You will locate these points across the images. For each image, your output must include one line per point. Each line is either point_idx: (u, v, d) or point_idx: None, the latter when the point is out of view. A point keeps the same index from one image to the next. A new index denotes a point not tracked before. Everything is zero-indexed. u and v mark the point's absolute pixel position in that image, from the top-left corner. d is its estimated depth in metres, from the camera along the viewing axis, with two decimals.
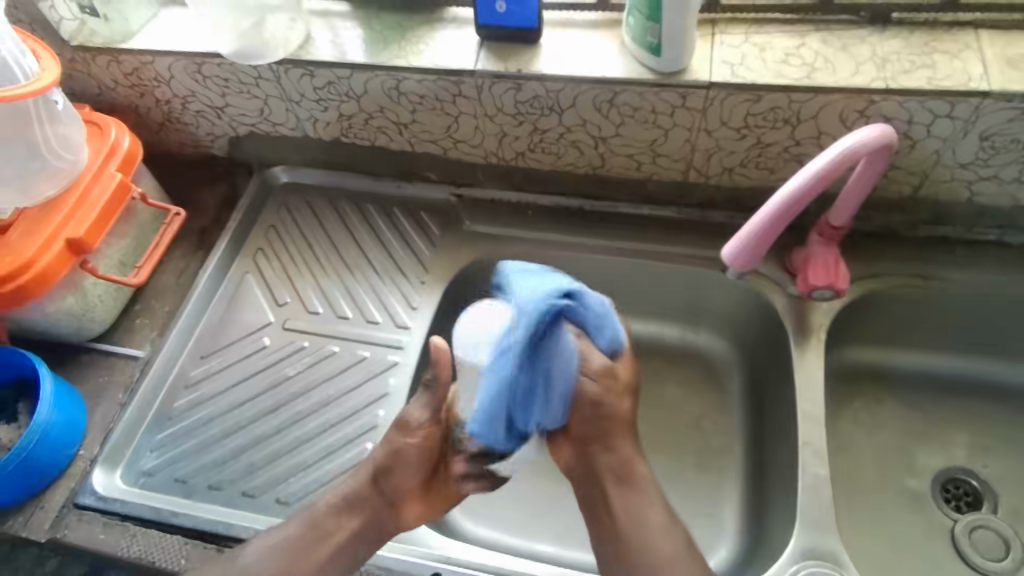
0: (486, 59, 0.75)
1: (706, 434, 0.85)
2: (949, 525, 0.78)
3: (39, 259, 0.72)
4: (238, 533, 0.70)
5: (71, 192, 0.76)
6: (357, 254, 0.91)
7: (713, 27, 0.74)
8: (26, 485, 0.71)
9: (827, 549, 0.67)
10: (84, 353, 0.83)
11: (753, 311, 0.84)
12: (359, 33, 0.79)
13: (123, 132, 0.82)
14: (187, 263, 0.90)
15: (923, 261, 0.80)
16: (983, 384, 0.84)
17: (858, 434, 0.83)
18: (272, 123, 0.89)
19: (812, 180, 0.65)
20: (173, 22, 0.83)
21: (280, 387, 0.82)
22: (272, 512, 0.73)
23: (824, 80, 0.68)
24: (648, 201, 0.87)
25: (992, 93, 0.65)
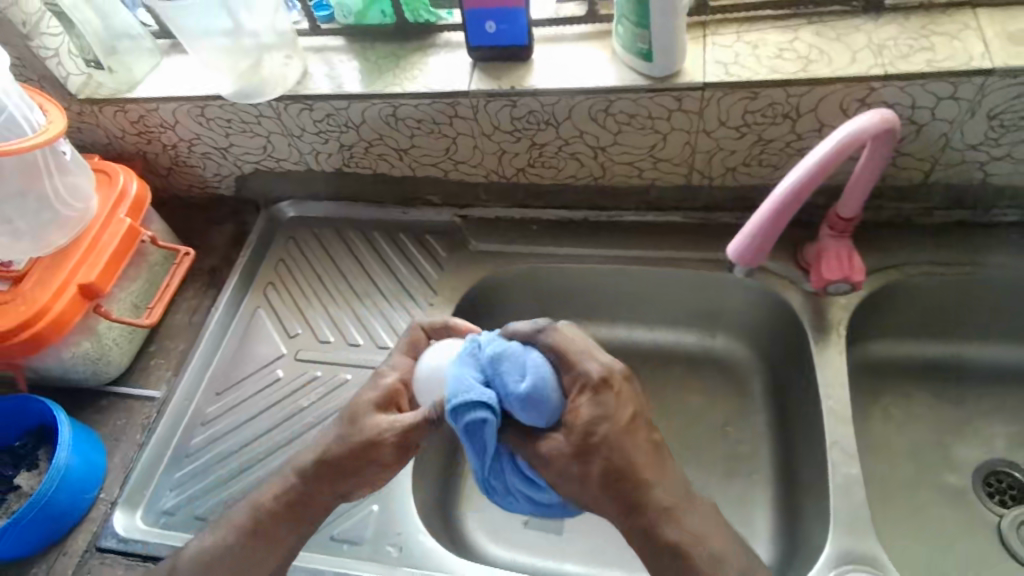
0: (479, 79, 0.75)
1: (730, 440, 0.83)
2: (994, 521, 0.74)
3: (53, 305, 0.73)
4: None
5: (82, 240, 0.77)
6: (366, 281, 0.91)
7: (704, 29, 0.73)
8: (48, 530, 0.72)
9: (865, 551, 0.64)
10: (102, 397, 0.84)
11: (768, 310, 0.82)
12: (355, 65, 0.80)
13: (131, 178, 0.84)
14: (200, 302, 0.91)
15: (942, 248, 0.77)
16: (1017, 372, 0.80)
17: (890, 431, 0.80)
18: (276, 159, 0.90)
19: (815, 172, 0.64)
20: (176, 69, 0.85)
21: (295, 419, 0.82)
22: None
23: (821, 72, 0.67)
24: (652, 207, 0.86)
25: (996, 70, 0.63)
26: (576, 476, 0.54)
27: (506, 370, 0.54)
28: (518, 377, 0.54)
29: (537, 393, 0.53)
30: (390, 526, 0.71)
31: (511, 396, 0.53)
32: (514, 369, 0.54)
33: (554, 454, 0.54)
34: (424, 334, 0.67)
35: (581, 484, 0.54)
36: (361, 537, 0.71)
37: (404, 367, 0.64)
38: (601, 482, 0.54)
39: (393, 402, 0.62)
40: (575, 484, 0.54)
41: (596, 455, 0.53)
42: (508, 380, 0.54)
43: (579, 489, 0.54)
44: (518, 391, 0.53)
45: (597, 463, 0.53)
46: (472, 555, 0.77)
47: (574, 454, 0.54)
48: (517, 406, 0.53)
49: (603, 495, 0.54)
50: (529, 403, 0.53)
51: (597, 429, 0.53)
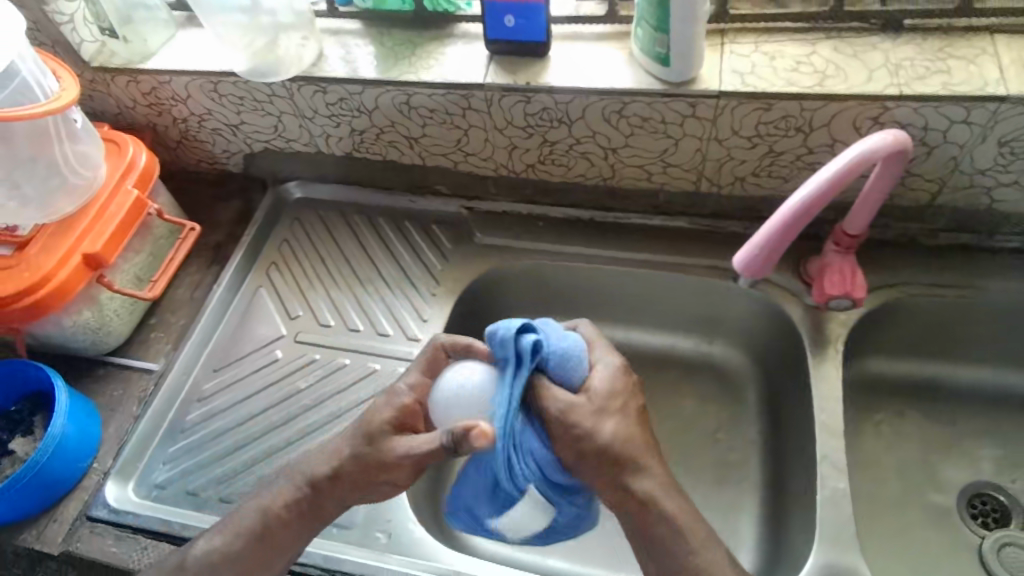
0: (495, 73, 0.75)
1: (722, 447, 0.83)
2: (976, 542, 0.75)
3: (57, 273, 0.73)
4: None
5: (88, 209, 0.77)
6: (369, 267, 0.91)
7: (722, 36, 0.73)
8: (39, 497, 0.72)
9: (848, 565, 0.65)
10: (100, 366, 0.84)
11: (768, 320, 0.82)
12: (371, 50, 0.80)
13: (140, 149, 0.84)
14: (202, 278, 0.91)
15: (944, 269, 0.78)
16: (1008, 397, 0.81)
17: (880, 448, 0.81)
18: (286, 139, 0.90)
19: (825, 186, 0.64)
20: (190, 43, 0.85)
21: (291, 400, 0.82)
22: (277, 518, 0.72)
23: (836, 88, 0.67)
24: (659, 211, 0.86)
25: (1011, 97, 0.64)
26: (589, 435, 0.57)
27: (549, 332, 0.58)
28: (557, 339, 0.58)
29: (571, 358, 0.58)
30: (380, 512, 0.72)
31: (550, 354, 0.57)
32: (555, 335, 0.59)
33: (575, 409, 0.57)
34: (444, 354, 0.62)
35: (591, 443, 0.57)
36: (350, 521, 0.71)
37: (419, 388, 0.61)
38: (611, 444, 0.57)
39: (409, 423, 0.60)
40: (588, 441, 0.57)
41: (611, 418, 0.58)
42: (549, 338, 0.58)
43: (591, 447, 0.56)
44: (558, 350, 0.57)
45: (613, 426, 0.58)
46: (460, 544, 0.78)
47: (591, 413, 0.57)
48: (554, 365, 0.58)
49: (608, 460, 0.57)
50: (563, 363, 0.58)
51: (614, 398, 0.59)
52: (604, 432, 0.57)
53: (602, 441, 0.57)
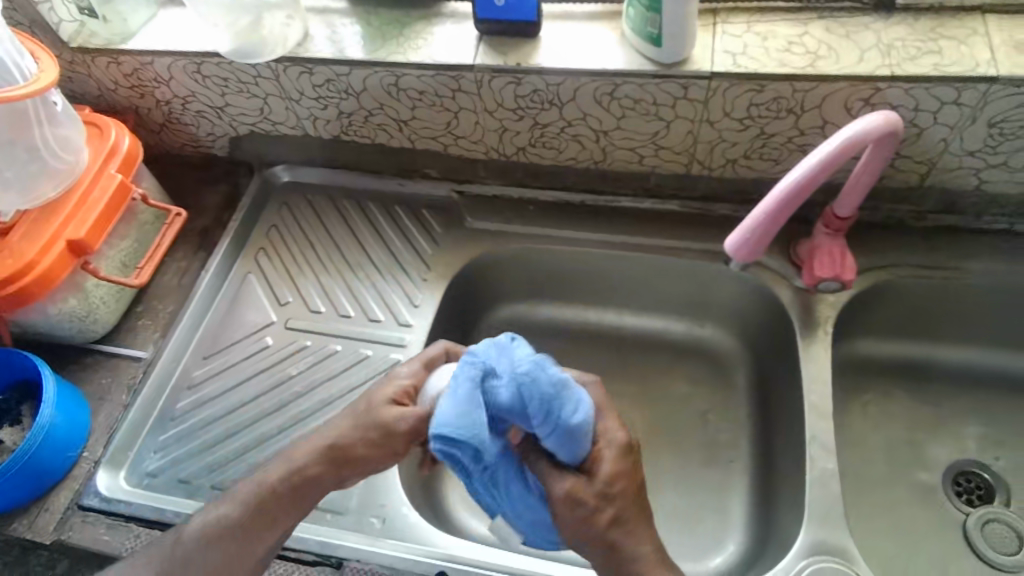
0: (485, 53, 0.74)
1: (712, 428, 0.84)
2: (960, 519, 0.76)
3: (40, 261, 0.72)
4: None
5: (72, 194, 0.76)
6: (359, 252, 0.90)
7: (714, 16, 0.73)
8: (29, 487, 0.72)
9: (836, 544, 0.66)
10: (87, 354, 0.83)
11: (758, 303, 0.83)
12: (357, 30, 0.78)
13: (123, 133, 0.82)
14: (189, 264, 0.90)
15: (932, 251, 0.78)
16: (994, 376, 0.83)
17: (867, 427, 0.82)
18: (273, 122, 0.88)
19: (816, 169, 0.64)
20: (172, 22, 0.83)
21: (283, 387, 0.82)
22: None
23: (828, 69, 0.67)
24: (651, 194, 0.86)
25: (1000, 78, 0.64)
26: (588, 521, 0.54)
27: (540, 389, 0.51)
28: (552, 412, 0.51)
29: (576, 432, 0.52)
30: (374, 498, 0.72)
31: (548, 428, 0.52)
32: (539, 398, 0.51)
33: (576, 494, 0.54)
34: (445, 356, 0.67)
35: (593, 529, 0.54)
36: (345, 506, 0.71)
37: (416, 376, 0.64)
38: (609, 529, 0.54)
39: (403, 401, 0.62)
40: (587, 526, 0.54)
41: (613, 504, 0.54)
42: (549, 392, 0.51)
43: (585, 532, 0.55)
44: (556, 419, 0.52)
45: (611, 514, 0.54)
46: (453, 528, 0.78)
47: (594, 498, 0.54)
48: (553, 438, 0.52)
49: (600, 543, 0.55)
50: (568, 438, 0.52)
51: (616, 484, 0.55)
52: (602, 521, 0.54)
53: (602, 530, 0.54)
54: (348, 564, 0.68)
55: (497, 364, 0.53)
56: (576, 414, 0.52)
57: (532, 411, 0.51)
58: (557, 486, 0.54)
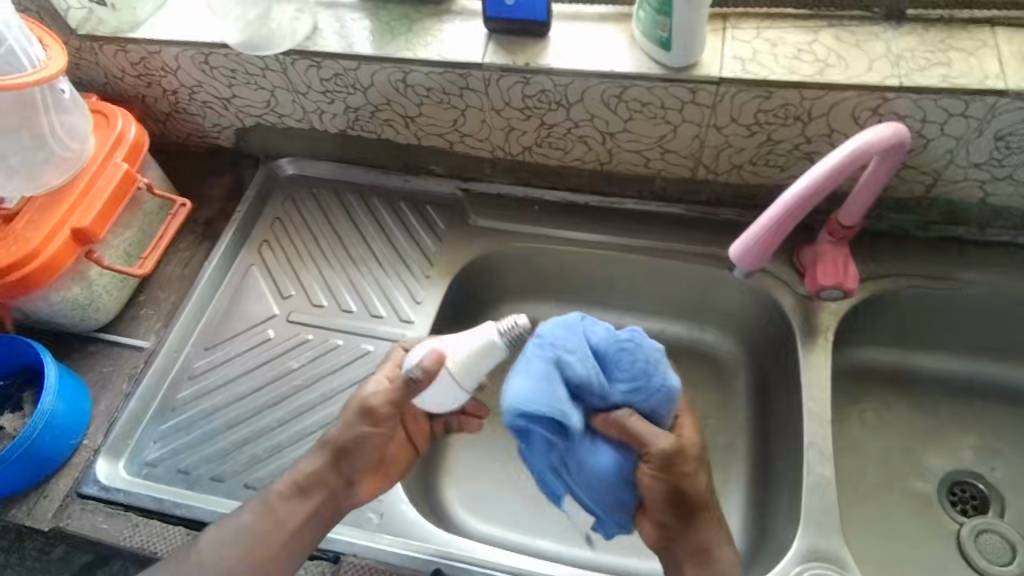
0: (494, 52, 0.74)
1: (710, 432, 0.85)
2: (955, 528, 0.77)
3: (44, 248, 0.72)
4: (207, 516, 0.71)
5: (77, 182, 0.76)
6: (363, 247, 0.90)
7: (725, 21, 0.73)
8: (29, 474, 0.72)
9: (831, 551, 0.67)
10: (89, 342, 0.83)
11: (760, 309, 0.83)
12: (366, 25, 0.78)
13: (129, 122, 0.82)
14: (193, 254, 0.90)
15: (934, 262, 0.79)
16: (993, 387, 0.83)
17: (864, 435, 0.82)
18: (279, 114, 0.88)
19: (823, 179, 0.64)
20: (181, 12, 0.83)
21: (284, 380, 0.82)
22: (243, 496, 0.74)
23: (836, 77, 0.67)
24: (656, 197, 0.86)
25: (1009, 91, 0.64)
26: (686, 481, 0.59)
27: (638, 353, 0.59)
28: (651, 376, 0.59)
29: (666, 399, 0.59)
30: None
31: (640, 387, 0.59)
32: (637, 361, 0.59)
33: (681, 454, 0.59)
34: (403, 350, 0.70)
35: (690, 489, 0.59)
36: None
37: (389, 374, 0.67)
38: (701, 491, 0.60)
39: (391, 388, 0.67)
40: (686, 485, 0.59)
41: (706, 469, 0.61)
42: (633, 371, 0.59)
43: (682, 492, 0.59)
44: (653, 382, 0.59)
45: (705, 478, 0.60)
46: (452, 524, 0.79)
47: (694, 461, 0.60)
48: (653, 399, 0.59)
49: (687, 503, 0.59)
50: (666, 401, 0.59)
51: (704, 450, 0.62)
52: (699, 483, 0.60)
53: (698, 490, 0.60)
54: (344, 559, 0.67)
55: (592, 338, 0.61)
56: (666, 380, 0.60)
57: (633, 370, 0.59)
58: (658, 444, 0.58)
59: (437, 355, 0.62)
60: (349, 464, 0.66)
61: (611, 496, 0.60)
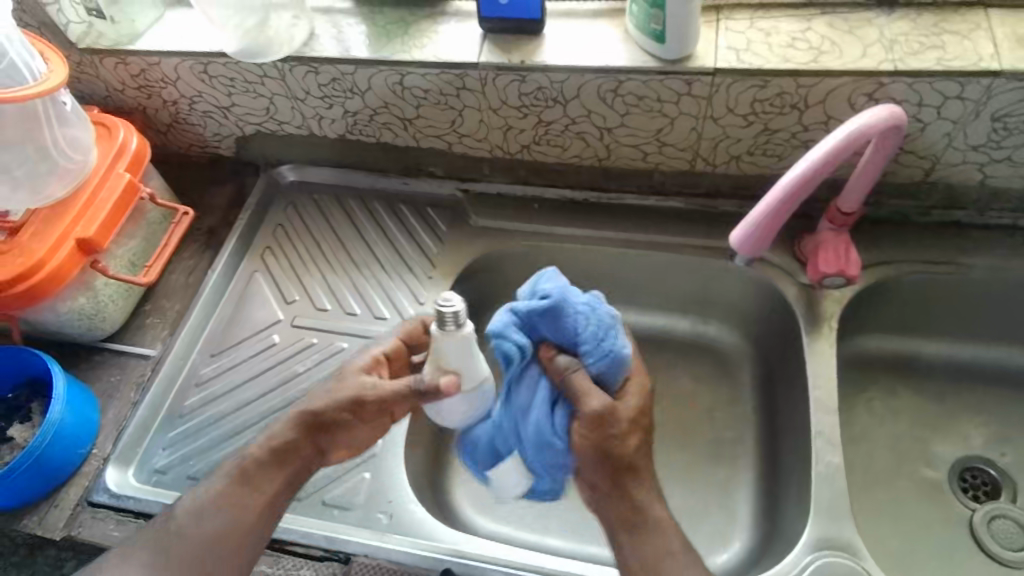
0: (489, 51, 0.74)
1: (717, 425, 0.84)
2: (967, 515, 0.76)
3: (50, 259, 0.73)
4: None
5: (80, 193, 0.76)
6: (365, 251, 0.91)
7: (717, 13, 0.73)
8: (39, 484, 0.72)
9: (842, 539, 0.66)
10: (96, 353, 0.84)
11: (763, 300, 0.83)
12: (362, 29, 0.79)
13: (131, 133, 0.83)
14: (196, 263, 0.91)
15: (936, 247, 0.79)
16: (1000, 371, 0.83)
17: (872, 423, 0.82)
18: (279, 121, 0.89)
19: (822, 163, 0.64)
20: (179, 23, 0.84)
21: (290, 384, 0.82)
22: None
23: (831, 64, 0.67)
24: (655, 191, 0.86)
25: (1004, 72, 0.64)
26: (616, 441, 0.58)
27: (598, 316, 0.59)
28: (604, 340, 0.58)
29: (614, 365, 0.58)
30: (380, 494, 0.72)
31: (601, 348, 0.58)
32: (598, 323, 0.59)
33: (607, 418, 0.57)
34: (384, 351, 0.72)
35: (619, 451, 0.58)
36: (352, 502, 0.72)
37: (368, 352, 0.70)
38: (633, 454, 0.59)
39: (378, 368, 0.67)
40: (616, 446, 0.58)
41: (640, 435, 0.59)
42: (599, 338, 0.58)
43: (610, 455, 0.58)
44: (607, 345, 0.58)
45: (637, 441, 0.59)
46: (460, 524, 0.79)
47: (625, 422, 0.58)
48: (601, 361, 0.58)
49: (617, 465, 0.59)
50: (612, 364, 0.58)
51: (644, 416, 0.60)
52: (630, 445, 0.58)
53: (627, 453, 0.58)
54: (356, 561, 0.68)
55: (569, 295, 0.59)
56: (624, 347, 0.59)
57: (590, 331, 0.58)
58: (593, 403, 0.57)
59: (448, 380, 0.59)
60: (325, 436, 0.65)
61: (553, 456, 0.59)
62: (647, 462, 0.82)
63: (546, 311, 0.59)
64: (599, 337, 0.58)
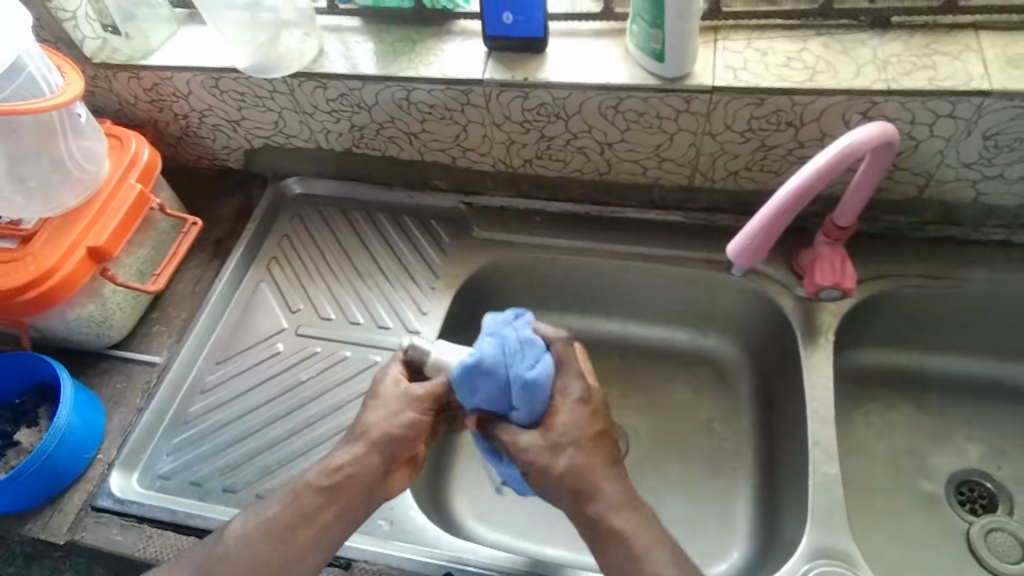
0: (493, 68, 0.77)
1: (717, 436, 0.85)
2: (964, 528, 0.77)
3: (60, 267, 0.74)
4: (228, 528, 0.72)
5: (93, 202, 0.78)
6: (369, 261, 0.92)
7: (715, 33, 0.75)
8: (44, 489, 0.73)
9: (839, 549, 0.67)
10: (103, 359, 0.85)
11: (761, 314, 0.84)
12: (370, 46, 0.81)
13: (142, 144, 0.85)
14: (204, 272, 0.92)
15: (930, 262, 0.80)
16: (995, 385, 0.83)
17: (870, 436, 0.83)
18: (287, 135, 0.91)
19: (814, 178, 0.66)
20: (192, 39, 0.86)
21: (294, 392, 0.83)
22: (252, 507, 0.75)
23: (826, 83, 0.69)
24: (655, 205, 0.88)
25: (993, 92, 0.65)
26: (541, 466, 0.60)
27: (506, 345, 0.63)
28: (514, 366, 0.62)
29: (534, 386, 0.61)
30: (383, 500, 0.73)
31: (513, 380, 0.62)
32: (509, 352, 0.63)
33: (529, 444, 0.60)
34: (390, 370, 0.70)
35: (546, 474, 0.59)
36: None
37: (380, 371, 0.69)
38: (565, 476, 0.59)
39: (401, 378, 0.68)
40: (541, 473, 0.60)
41: (566, 452, 0.59)
42: (522, 366, 0.62)
43: (544, 476, 0.60)
44: (519, 375, 0.62)
45: (566, 462, 0.59)
46: (461, 532, 0.79)
47: (544, 448, 0.60)
48: (517, 389, 0.62)
49: (562, 485, 0.59)
50: (524, 392, 0.61)
51: (569, 432, 0.60)
52: (558, 466, 0.59)
53: (555, 475, 0.59)
54: (356, 565, 0.68)
55: (490, 335, 0.65)
56: (538, 369, 0.62)
57: (505, 361, 0.63)
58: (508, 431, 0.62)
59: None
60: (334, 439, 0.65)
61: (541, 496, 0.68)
62: (646, 474, 0.83)
63: (461, 379, 0.63)
64: (517, 365, 0.62)
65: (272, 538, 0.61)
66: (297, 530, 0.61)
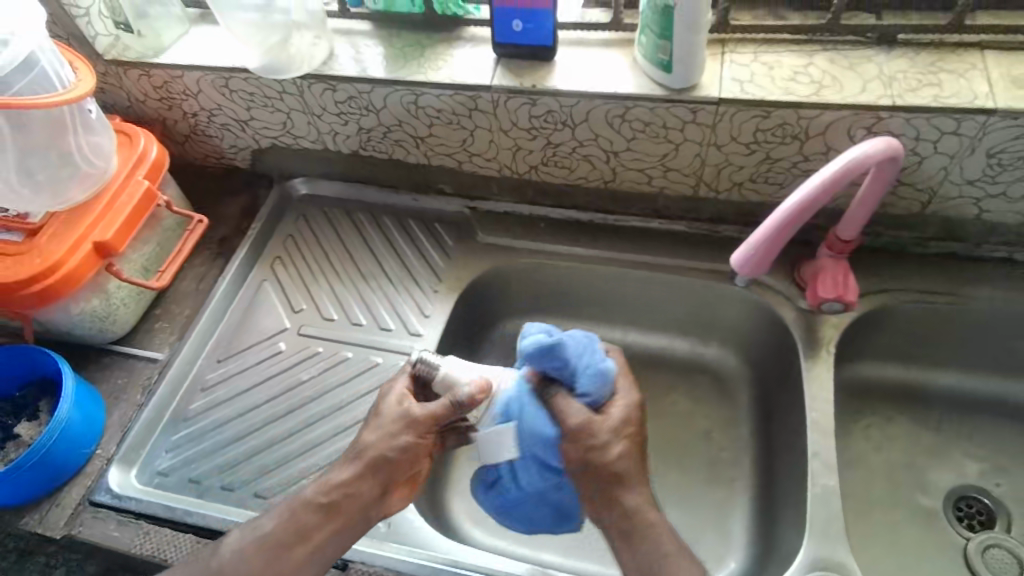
0: (502, 75, 0.77)
1: (715, 446, 0.85)
2: (961, 543, 0.77)
3: (66, 261, 0.74)
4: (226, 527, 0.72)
5: (100, 198, 0.79)
6: (373, 263, 0.93)
7: (723, 46, 0.76)
8: (42, 483, 0.73)
9: (837, 561, 0.67)
10: (105, 354, 0.85)
11: (763, 325, 0.84)
12: (380, 50, 0.82)
13: (151, 141, 0.85)
14: (208, 270, 0.92)
15: (932, 277, 0.80)
16: (995, 402, 0.84)
17: (869, 449, 0.83)
18: (295, 136, 0.92)
19: (818, 191, 0.66)
20: (203, 39, 0.87)
21: (295, 391, 0.83)
22: (249, 506, 0.75)
23: (832, 97, 0.69)
24: (658, 214, 0.88)
25: (998, 111, 0.66)
26: (597, 452, 0.61)
27: (579, 336, 0.65)
28: (584, 357, 0.63)
29: (601, 378, 0.63)
30: None
31: (582, 370, 0.63)
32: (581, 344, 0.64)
33: (591, 428, 0.61)
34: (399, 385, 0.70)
35: (601, 459, 0.60)
36: None
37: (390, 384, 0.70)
38: (614, 465, 0.60)
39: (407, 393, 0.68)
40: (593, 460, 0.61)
41: (622, 442, 0.61)
42: (593, 359, 0.63)
43: (595, 465, 0.60)
44: (590, 367, 0.63)
45: (620, 450, 0.61)
46: (458, 536, 0.79)
47: (605, 432, 0.61)
48: (585, 380, 0.63)
49: (606, 475, 0.60)
50: (592, 383, 0.62)
51: (626, 425, 0.62)
52: (612, 452, 0.61)
53: (609, 460, 0.60)
54: (352, 566, 0.68)
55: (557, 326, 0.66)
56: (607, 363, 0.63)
57: (576, 351, 0.64)
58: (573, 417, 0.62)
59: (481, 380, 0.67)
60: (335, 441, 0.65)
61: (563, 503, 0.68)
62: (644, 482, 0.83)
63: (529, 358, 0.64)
64: (588, 356, 0.64)
65: (268, 553, 0.61)
66: (291, 546, 0.61)
